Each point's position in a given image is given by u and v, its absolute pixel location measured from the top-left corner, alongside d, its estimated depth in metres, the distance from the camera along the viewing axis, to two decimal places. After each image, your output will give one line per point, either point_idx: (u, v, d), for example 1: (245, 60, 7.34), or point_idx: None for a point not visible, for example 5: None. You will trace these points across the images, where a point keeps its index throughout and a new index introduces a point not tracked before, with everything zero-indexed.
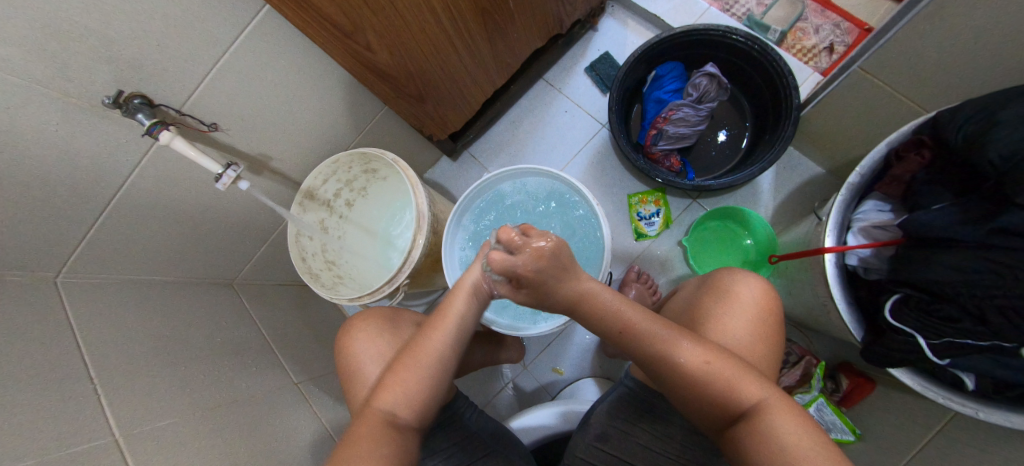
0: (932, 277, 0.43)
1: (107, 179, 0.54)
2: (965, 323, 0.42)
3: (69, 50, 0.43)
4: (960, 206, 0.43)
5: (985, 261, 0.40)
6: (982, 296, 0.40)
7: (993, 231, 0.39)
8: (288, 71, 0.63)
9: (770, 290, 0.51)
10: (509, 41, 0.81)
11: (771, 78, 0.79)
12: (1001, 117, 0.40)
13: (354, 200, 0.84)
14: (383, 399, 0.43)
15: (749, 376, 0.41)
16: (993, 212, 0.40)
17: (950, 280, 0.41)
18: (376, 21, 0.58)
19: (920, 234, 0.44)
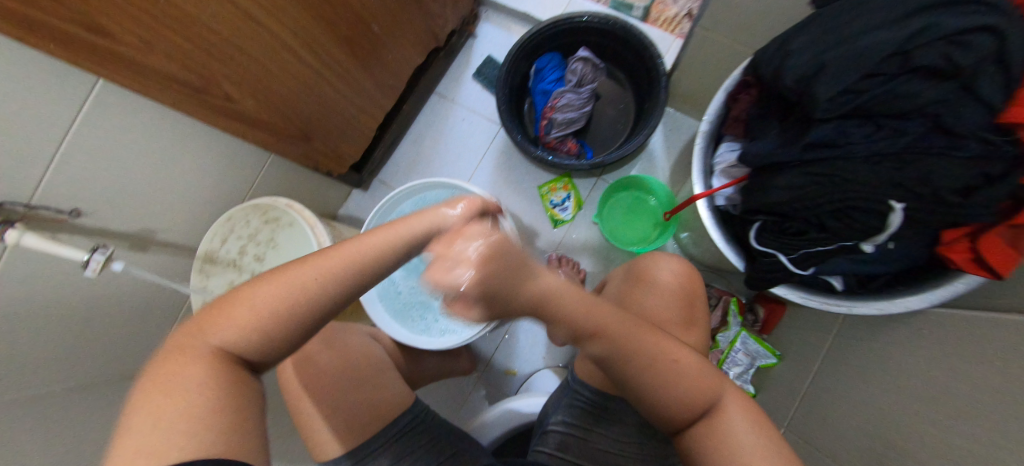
0: (776, 200, 0.47)
1: None
2: (813, 231, 0.47)
3: None
4: (781, 133, 0.48)
5: (809, 176, 0.45)
6: (814, 207, 0.45)
7: (806, 148, 0.44)
8: (150, 137, 0.60)
9: (687, 266, 0.60)
10: (385, 64, 0.83)
11: (637, 51, 0.84)
12: (793, 46, 0.45)
13: (263, 253, 0.79)
14: (223, 322, 0.33)
15: (709, 377, 0.44)
16: (803, 131, 0.45)
17: (789, 200, 0.46)
18: (229, 68, 0.59)
19: (758, 164, 0.49)
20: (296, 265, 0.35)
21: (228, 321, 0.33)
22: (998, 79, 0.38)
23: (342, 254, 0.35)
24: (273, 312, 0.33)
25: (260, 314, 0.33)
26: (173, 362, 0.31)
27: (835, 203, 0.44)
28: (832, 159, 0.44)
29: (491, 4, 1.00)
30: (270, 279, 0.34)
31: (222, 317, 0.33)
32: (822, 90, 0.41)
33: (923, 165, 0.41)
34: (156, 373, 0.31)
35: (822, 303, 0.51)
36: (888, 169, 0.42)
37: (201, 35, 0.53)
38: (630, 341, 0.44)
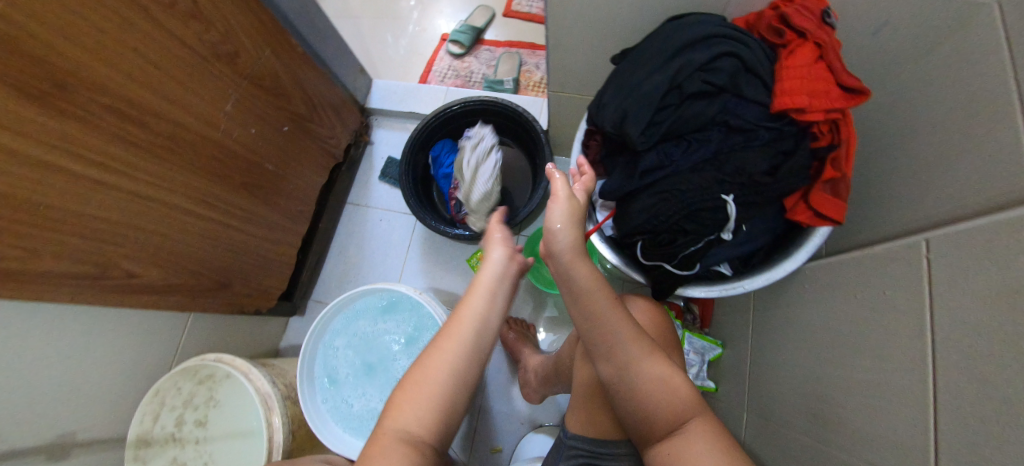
0: (641, 220, 0.55)
1: None
2: (682, 236, 0.54)
3: None
4: (623, 166, 0.56)
5: (654, 195, 0.53)
6: (669, 218, 0.53)
7: (643, 175, 0.53)
8: (52, 337, 0.59)
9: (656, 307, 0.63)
10: (288, 192, 0.88)
11: (512, 118, 0.96)
12: (604, 98, 0.54)
13: (204, 415, 0.74)
14: (402, 407, 0.44)
15: (682, 392, 0.47)
16: (637, 161, 0.54)
17: (649, 218, 0.54)
18: (129, 248, 0.61)
19: (616, 197, 0.56)
20: (442, 353, 0.46)
21: (410, 401, 0.44)
22: (754, 83, 0.49)
23: (441, 363, 0.45)
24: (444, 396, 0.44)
25: (426, 388, 0.44)
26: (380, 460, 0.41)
27: (687, 209, 0.52)
28: (665, 177, 0.52)
29: (378, 113, 1.10)
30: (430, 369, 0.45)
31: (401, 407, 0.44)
32: (633, 130, 0.50)
33: (734, 159, 0.50)
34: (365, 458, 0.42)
35: (721, 290, 0.57)
36: (710, 170, 0.51)
37: (94, 226, 0.56)
38: (610, 329, 0.48)
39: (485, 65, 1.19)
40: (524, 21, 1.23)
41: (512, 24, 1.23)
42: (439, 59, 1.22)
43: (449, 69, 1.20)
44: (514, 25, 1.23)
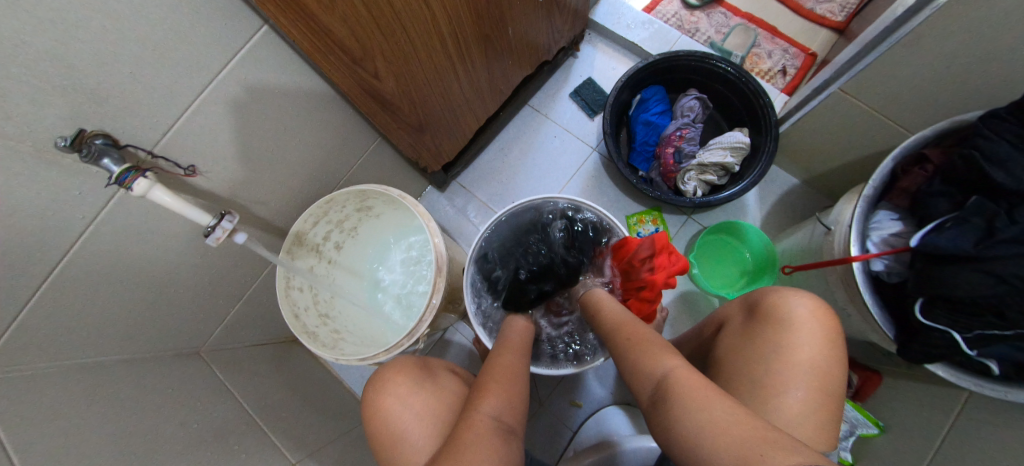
0: (955, 283, 0.44)
1: (63, 228, 0.45)
2: (989, 316, 0.43)
3: (13, 86, 0.34)
4: (959, 221, 0.45)
5: (980, 273, 0.42)
6: (993, 302, 0.42)
7: (991, 240, 0.42)
8: (271, 109, 0.56)
9: (826, 307, 0.47)
10: (503, 67, 0.82)
11: (747, 97, 0.85)
12: (981, 153, 0.44)
13: (342, 242, 0.79)
14: (490, 398, 0.47)
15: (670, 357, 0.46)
16: (990, 220, 0.43)
17: (972, 283, 0.43)
18: (385, 47, 0.55)
19: (928, 251, 0.45)
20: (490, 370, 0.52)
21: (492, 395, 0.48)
22: None
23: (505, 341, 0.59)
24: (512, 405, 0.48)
25: (498, 396, 0.48)
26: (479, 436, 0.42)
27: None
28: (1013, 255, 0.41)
29: (595, 28, 1.00)
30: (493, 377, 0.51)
31: (486, 397, 0.47)
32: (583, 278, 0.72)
33: None
34: (460, 441, 0.42)
35: (974, 385, 0.49)
36: None
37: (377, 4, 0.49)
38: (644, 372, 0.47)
39: (714, 29, 1.07)
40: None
41: None
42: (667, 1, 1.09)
43: (673, 15, 1.08)
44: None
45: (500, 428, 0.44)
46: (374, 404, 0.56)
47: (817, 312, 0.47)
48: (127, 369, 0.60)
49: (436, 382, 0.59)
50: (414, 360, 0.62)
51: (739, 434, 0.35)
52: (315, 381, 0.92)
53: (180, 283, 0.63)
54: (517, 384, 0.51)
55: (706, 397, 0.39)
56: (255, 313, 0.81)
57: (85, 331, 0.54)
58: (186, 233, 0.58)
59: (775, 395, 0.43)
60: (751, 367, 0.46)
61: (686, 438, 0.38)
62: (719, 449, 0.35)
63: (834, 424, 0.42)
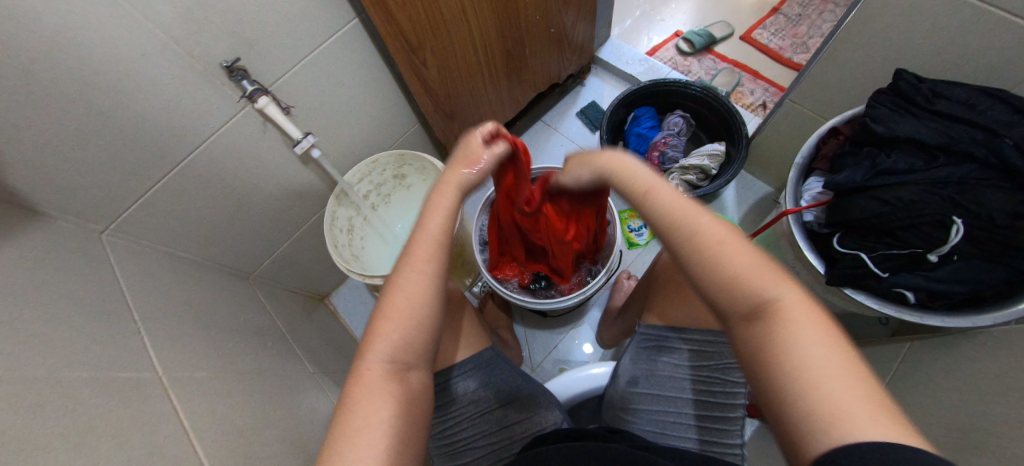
0: (859, 209, 0.55)
1: (198, 133, 0.64)
2: (887, 238, 0.55)
3: (207, 21, 0.55)
4: (856, 166, 0.58)
5: (872, 199, 0.54)
6: (885, 222, 0.54)
7: (877, 174, 0.55)
8: (347, 79, 0.77)
9: None
10: (521, 82, 1.04)
11: (723, 116, 1.03)
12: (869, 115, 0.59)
13: (378, 204, 0.96)
14: (378, 342, 0.42)
15: (766, 273, 0.35)
16: (877, 161, 0.56)
17: (869, 207, 0.55)
18: (434, 43, 0.77)
19: (836, 189, 0.58)
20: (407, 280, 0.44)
21: (384, 332, 0.42)
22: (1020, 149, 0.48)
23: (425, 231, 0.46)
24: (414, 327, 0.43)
25: (385, 335, 0.42)
26: (366, 386, 0.40)
27: (911, 221, 0.52)
28: (893, 185, 0.54)
29: (602, 65, 1.23)
30: (401, 288, 0.43)
31: (373, 343, 0.41)
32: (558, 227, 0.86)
33: (977, 189, 0.49)
34: (348, 397, 0.39)
35: (895, 311, 0.58)
36: (944, 194, 0.51)
37: (431, 8, 0.71)
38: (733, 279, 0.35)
39: (704, 71, 1.29)
40: (758, 50, 1.30)
41: (744, 48, 1.31)
42: (665, 49, 1.34)
43: (669, 60, 1.32)
44: (747, 50, 1.31)
45: (396, 369, 0.41)
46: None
47: None
48: (195, 268, 0.75)
49: None
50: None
51: (843, 380, 0.28)
52: (334, 332, 1.03)
53: (252, 207, 0.80)
54: (435, 284, 0.44)
55: (810, 325, 0.32)
56: (297, 258, 0.97)
57: (179, 225, 0.71)
58: (268, 163, 0.77)
59: (703, 284, 0.57)
60: None
61: (772, 391, 0.31)
62: (815, 387, 0.29)
63: None
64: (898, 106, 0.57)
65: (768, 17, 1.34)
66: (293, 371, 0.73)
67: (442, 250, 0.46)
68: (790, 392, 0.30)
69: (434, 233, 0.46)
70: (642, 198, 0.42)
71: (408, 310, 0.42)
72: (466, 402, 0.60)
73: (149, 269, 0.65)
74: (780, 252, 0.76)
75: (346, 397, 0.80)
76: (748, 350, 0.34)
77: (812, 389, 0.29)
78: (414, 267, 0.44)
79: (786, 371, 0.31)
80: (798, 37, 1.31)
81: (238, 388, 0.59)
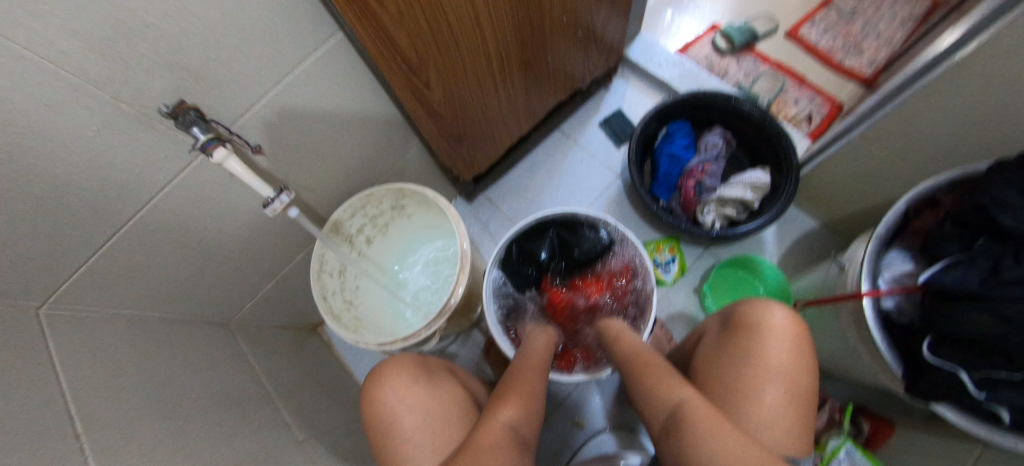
0: (967, 322, 0.45)
1: (145, 186, 0.52)
2: (997, 358, 0.44)
3: (135, 54, 0.41)
4: (968, 263, 0.46)
5: (987, 314, 0.44)
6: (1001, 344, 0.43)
7: (999, 283, 0.43)
8: (333, 105, 0.63)
9: (797, 316, 0.55)
10: (540, 92, 0.89)
11: (770, 139, 0.89)
12: (988, 197, 0.47)
13: (373, 237, 0.84)
14: (504, 408, 0.47)
15: (681, 383, 0.48)
16: (999, 263, 0.44)
17: (984, 323, 0.44)
18: (438, 60, 0.62)
19: (937, 289, 0.48)
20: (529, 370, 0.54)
21: (505, 404, 0.47)
22: None
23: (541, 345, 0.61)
24: (524, 404, 0.48)
25: (513, 404, 0.47)
26: (489, 438, 0.43)
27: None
28: (1018, 298, 0.42)
29: (629, 65, 1.07)
30: (530, 375, 0.53)
31: (505, 404, 0.47)
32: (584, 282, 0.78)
33: None
34: (477, 444, 0.43)
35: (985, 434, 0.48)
36: None
37: (435, 20, 0.56)
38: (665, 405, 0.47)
39: (743, 74, 1.13)
40: (805, 50, 1.13)
41: (790, 48, 1.14)
42: (699, 45, 1.17)
43: (704, 59, 1.15)
44: (791, 50, 1.14)
45: (515, 437, 0.44)
46: (370, 393, 0.55)
47: (789, 321, 0.54)
48: (159, 328, 0.64)
49: (433, 378, 0.58)
50: (417, 356, 0.61)
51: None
52: (328, 370, 0.95)
53: (224, 253, 0.68)
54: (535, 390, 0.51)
55: (709, 423, 0.41)
56: (282, 295, 0.86)
57: (135, 285, 0.60)
58: (240, 206, 0.64)
59: (753, 395, 0.49)
60: (746, 368, 0.51)
61: None
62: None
63: (807, 423, 0.49)
64: None
65: (818, 11, 1.16)
66: (280, 446, 0.65)
67: (546, 365, 0.57)
68: None
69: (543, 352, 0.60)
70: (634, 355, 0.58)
71: (526, 398, 0.49)
72: None
73: (99, 344, 0.55)
74: (837, 323, 0.66)
75: (341, 464, 0.72)
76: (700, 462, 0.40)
77: None
78: (531, 368, 0.55)
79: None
80: (851, 37, 1.13)
81: None
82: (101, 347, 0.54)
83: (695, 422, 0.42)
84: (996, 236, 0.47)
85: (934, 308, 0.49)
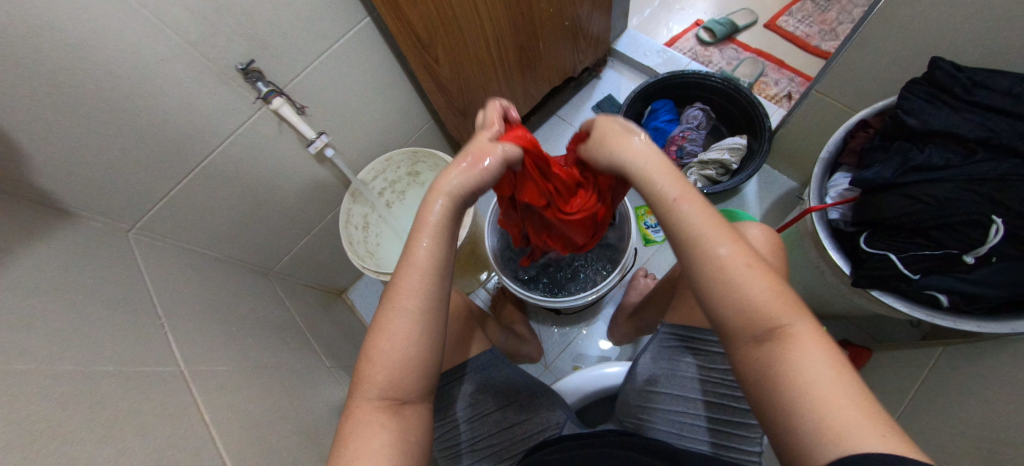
0: (889, 207, 0.53)
1: (217, 135, 0.67)
2: (919, 238, 0.52)
3: (223, 24, 0.56)
4: (886, 161, 0.54)
5: (903, 197, 0.52)
6: (918, 221, 0.51)
7: (908, 170, 0.52)
8: (361, 78, 0.77)
9: (774, 232, 0.60)
10: (535, 77, 1.02)
11: (745, 109, 0.99)
12: (902, 106, 0.55)
13: (393, 201, 0.97)
14: (372, 378, 0.42)
15: (786, 297, 0.37)
16: (910, 155, 0.53)
17: (902, 206, 0.52)
18: (445, 40, 0.76)
19: (864, 185, 0.55)
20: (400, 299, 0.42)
21: (375, 368, 0.42)
22: None
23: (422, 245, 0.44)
24: (399, 357, 0.42)
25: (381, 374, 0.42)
26: (360, 417, 0.41)
27: (946, 222, 0.49)
28: (926, 181, 0.50)
29: (618, 57, 1.20)
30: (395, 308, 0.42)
31: (365, 381, 0.42)
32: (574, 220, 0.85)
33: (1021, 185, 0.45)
34: (344, 432, 0.41)
35: (926, 315, 0.54)
36: (984, 191, 0.47)
37: (442, 5, 0.70)
38: (743, 301, 0.37)
39: (726, 61, 1.24)
40: (783, 38, 1.25)
41: (769, 36, 1.26)
42: (685, 39, 1.30)
43: (689, 50, 1.28)
44: (770, 38, 1.26)
45: (387, 405, 0.41)
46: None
47: (766, 234, 0.58)
48: (216, 264, 0.78)
49: None
50: None
51: (853, 413, 0.30)
52: (351, 327, 1.06)
53: (270, 206, 0.82)
54: (417, 329, 0.42)
55: (816, 348, 0.34)
56: (314, 255, 0.99)
57: (201, 223, 0.74)
58: (286, 163, 0.79)
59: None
60: None
61: (790, 404, 0.33)
62: (827, 404, 0.32)
63: None
64: (932, 96, 0.53)
65: (794, 3, 1.28)
66: (310, 365, 0.75)
67: (437, 274, 0.43)
68: (796, 407, 0.33)
69: (422, 260, 0.43)
70: (644, 182, 0.43)
71: (395, 350, 0.42)
72: (466, 402, 0.60)
73: (172, 265, 0.68)
74: (803, 250, 0.73)
75: None
76: (765, 374, 0.36)
77: (821, 406, 0.31)
78: (404, 297, 0.42)
79: (797, 387, 0.33)
80: (826, 23, 1.24)
81: (255, 382, 0.61)
82: (171, 269, 0.67)
83: (771, 329, 0.36)
84: (910, 137, 0.55)
85: (863, 203, 0.56)
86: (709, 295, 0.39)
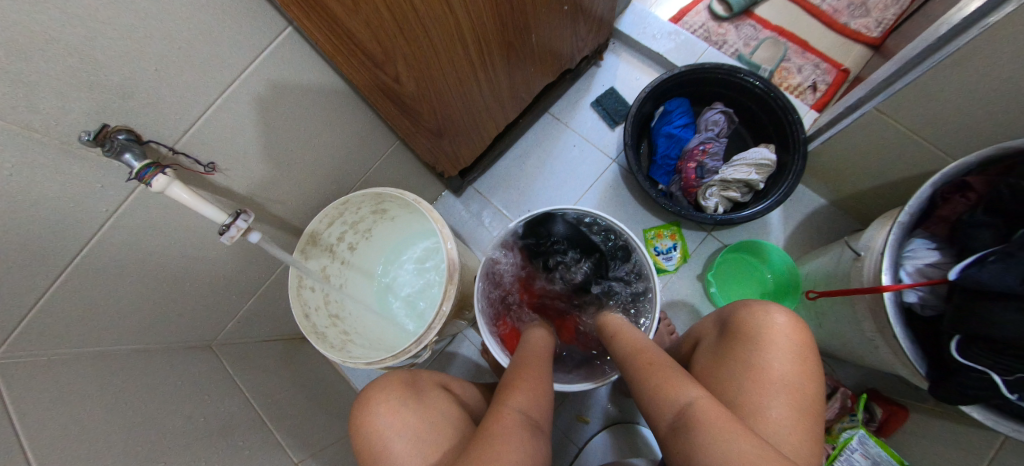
0: (1008, 322, 0.40)
1: (83, 219, 0.46)
2: None
3: (38, 75, 0.34)
4: (1005, 261, 0.41)
5: None
6: None
7: None
8: (292, 110, 0.56)
9: (798, 320, 0.50)
10: (525, 77, 0.81)
11: (776, 116, 0.82)
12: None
13: (357, 243, 0.79)
14: (514, 397, 0.47)
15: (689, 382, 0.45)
16: None
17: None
18: (408, 53, 0.55)
19: (972, 287, 0.43)
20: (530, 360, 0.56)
21: (518, 392, 0.48)
22: None
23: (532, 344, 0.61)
24: (537, 386, 0.50)
25: (525, 392, 0.48)
26: (500, 421, 0.44)
27: None
28: None
29: (621, 38, 0.99)
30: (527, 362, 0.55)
31: (513, 394, 0.48)
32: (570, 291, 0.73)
33: None
34: (491, 428, 0.43)
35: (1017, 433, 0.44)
36: None
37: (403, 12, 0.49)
38: (658, 391, 0.46)
39: (742, 42, 1.04)
40: (806, 12, 1.05)
41: (792, 10, 1.05)
42: (695, 12, 1.08)
43: (700, 27, 1.06)
44: (794, 12, 1.05)
45: (527, 422, 0.44)
46: (357, 422, 0.54)
47: (792, 326, 0.49)
48: (132, 360, 0.60)
49: (422, 399, 0.56)
50: (401, 376, 0.59)
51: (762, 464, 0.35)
52: (323, 380, 0.92)
53: (193, 278, 0.63)
54: (543, 383, 0.52)
55: (720, 420, 0.40)
56: (267, 310, 0.82)
57: (99, 319, 0.56)
58: (203, 227, 0.59)
59: (755, 411, 0.45)
60: (748, 381, 0.47)
61: None
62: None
63: (814, 437, 0.44)
64: None
65: None
66: None
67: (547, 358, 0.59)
68: None
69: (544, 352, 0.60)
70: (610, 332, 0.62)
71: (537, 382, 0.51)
72: None
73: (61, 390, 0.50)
74: (850, 314, 0.63)
75: None
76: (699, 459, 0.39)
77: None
78: (535, 358, 0.57)
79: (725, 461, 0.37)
80: None
81: None
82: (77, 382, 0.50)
83: (688, 412, 0.42)
84: None
85: (966, 303, 0.44)
86: (650, 395, 0.47)
